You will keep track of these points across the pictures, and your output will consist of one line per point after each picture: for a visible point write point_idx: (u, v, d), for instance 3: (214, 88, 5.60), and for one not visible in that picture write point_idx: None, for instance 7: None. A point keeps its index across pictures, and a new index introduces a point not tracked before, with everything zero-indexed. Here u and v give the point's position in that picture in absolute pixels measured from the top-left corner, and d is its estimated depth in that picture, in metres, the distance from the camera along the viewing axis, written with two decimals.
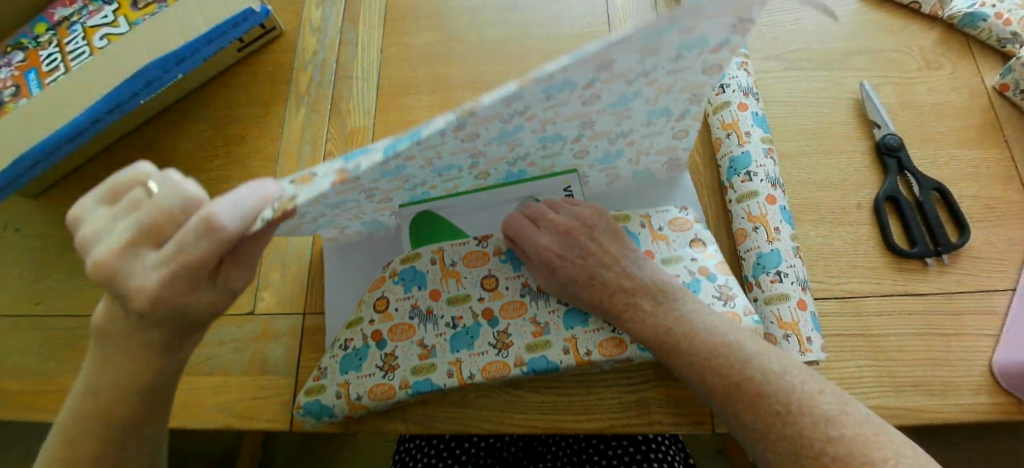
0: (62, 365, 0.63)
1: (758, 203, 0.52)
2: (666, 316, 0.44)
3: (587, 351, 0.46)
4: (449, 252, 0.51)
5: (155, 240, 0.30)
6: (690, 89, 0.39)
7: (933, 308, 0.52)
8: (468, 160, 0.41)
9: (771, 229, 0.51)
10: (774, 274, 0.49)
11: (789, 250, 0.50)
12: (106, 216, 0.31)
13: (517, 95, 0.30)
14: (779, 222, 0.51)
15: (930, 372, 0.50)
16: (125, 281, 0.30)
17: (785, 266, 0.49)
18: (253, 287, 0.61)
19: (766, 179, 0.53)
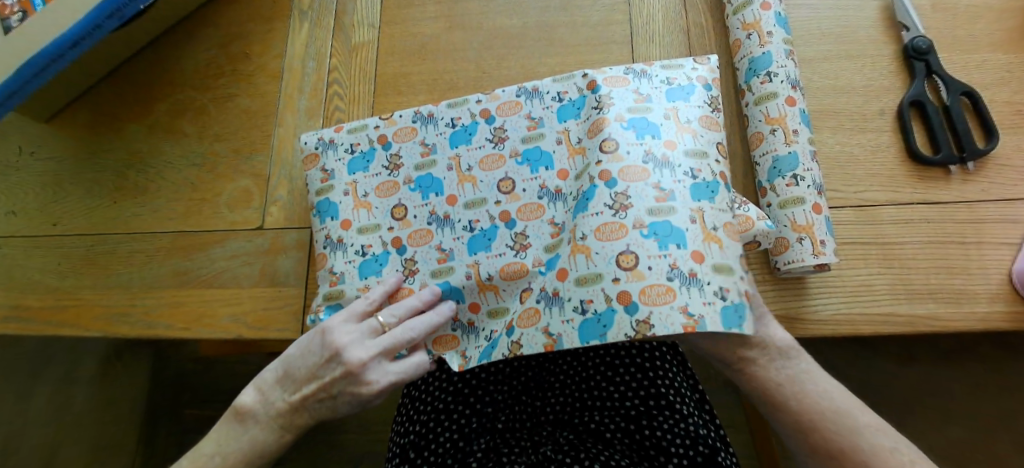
0: (80, 280, 0.64)
1: (777, 104, 0.50)
2: (778, 373, 0.45)
3: (583, 235, 0.44)
4: (465, 157, 0.51)
5: (386, 356, 0.47)
6: (696, 155, 0.45)
7: (951, 216, 0.50)
8: (491, 220, 0.49)
9: (788, 131, 0.49)
10: (790, 178, 0.48)
11: (807, 154, 0.49)
12: (354, 331, 0.46)
13: (555, 297, 0.44)
14: (798, 125, 0.49)
15: (945, 280, 0.48)
16: (367, 378, 0.46)
17: (801, 170, 0.48)
18: (262, 202, 0.62)
19: (787, 81, 0.51)
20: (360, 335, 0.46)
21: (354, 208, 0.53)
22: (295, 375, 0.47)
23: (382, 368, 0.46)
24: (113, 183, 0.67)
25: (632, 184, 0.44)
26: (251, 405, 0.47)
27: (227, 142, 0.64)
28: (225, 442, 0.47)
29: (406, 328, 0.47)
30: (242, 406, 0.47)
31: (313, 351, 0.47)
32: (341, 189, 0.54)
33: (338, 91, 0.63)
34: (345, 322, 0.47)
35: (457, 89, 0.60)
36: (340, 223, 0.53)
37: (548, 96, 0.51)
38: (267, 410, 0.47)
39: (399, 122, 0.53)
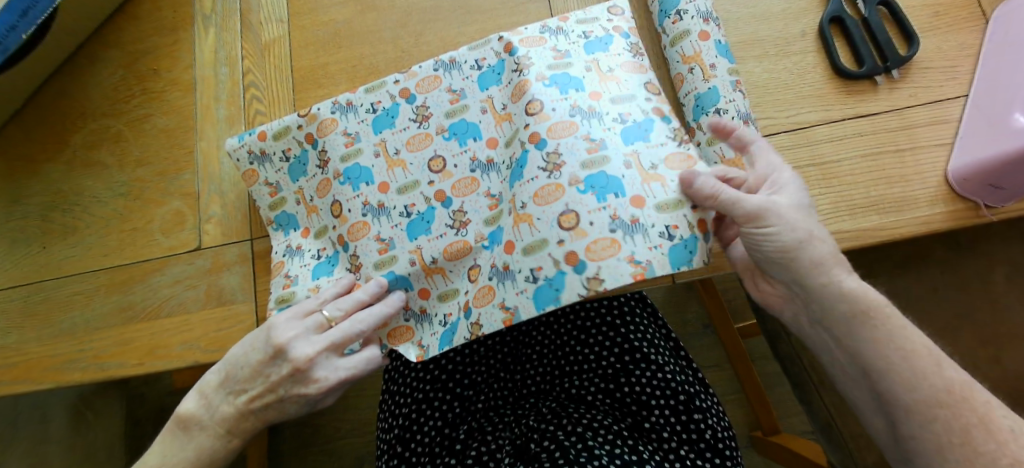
0: (22, 334, 0.60)
1: (691, 41, 0.51)
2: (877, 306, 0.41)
3: (522, 204, 0.42)
4: (391, 141, 0.49)
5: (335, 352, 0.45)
6: (622, 99, 0.45)
7: (884, 126, 0.50)
8: (429, 203, 0.47)
9: (706, 66, 0.50)
10: (716, 113, 0.50)
11: (728, 85, 0.50)
12: (298, 327, 0.45)
13: (507, 271, 0.43)
14: (714, 58, 0.51)
15: (885, 189, 0.49)
16: (315, 374, 0.45)
17: (724, 102, 0.50)
18: (196, 222, 0.59)
19: (698, 15, 0.51)
20: (306, 330, 0.45)
21: (307, 214, 0.52)
22: (237, 377, 0.46)
23: (332, 363, 0.46)
24: (39, 228, 0.63)
25: (562, 142, 0.43)
26: (193, 413, 0.46)
27: (149, 165, 0.61)
28: (170, 453, 0.46)
29: (354, 321, 0.45)
30: (183, 414, 0.46)
31: (255, 350, 0.45)
32: (292, 199, 0.52)
33: (257, 94, 0.60)
34: (290, 318, 0.45)
35: (378, 73, 0.58)
36: (299, 232, 0.52)
37: (466, 66, 0.49)
38: (212, 415, 0.46)
39: (318, 116, 0.51)
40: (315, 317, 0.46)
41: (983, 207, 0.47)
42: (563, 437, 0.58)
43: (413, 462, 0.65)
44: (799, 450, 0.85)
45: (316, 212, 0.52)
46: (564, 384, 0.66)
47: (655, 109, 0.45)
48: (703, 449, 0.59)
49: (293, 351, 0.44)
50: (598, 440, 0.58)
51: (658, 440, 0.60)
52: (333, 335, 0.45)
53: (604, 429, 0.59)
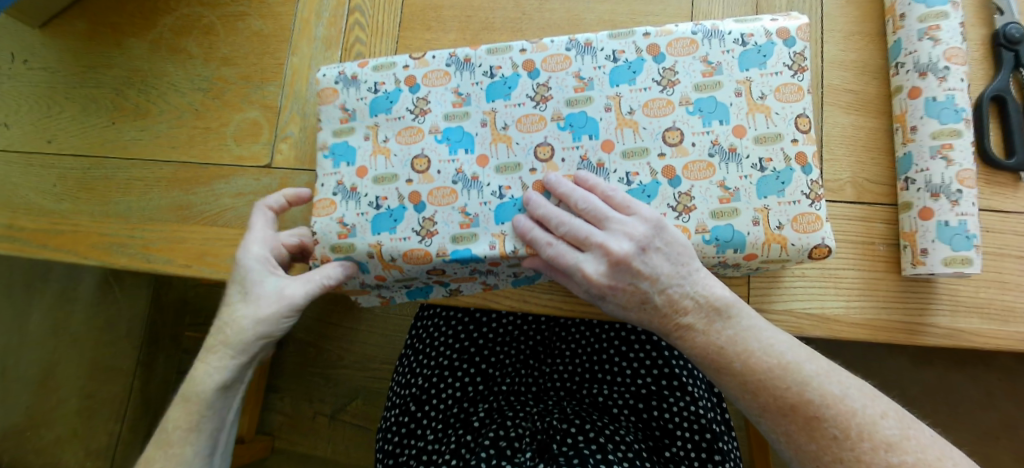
0: (76, 205, 0.60)
1: (900, 100, 0.47)
2: (718, 335, 0.40)
3: None
4: (501, 114, 0.45)
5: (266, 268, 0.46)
6: (768, 140, 0.41)
7: (1015, 227, 0.47)
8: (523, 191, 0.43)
9: (908, 129, 0.46)
10: (903, 181, 0.46)
11: (928, 151, 0.44)
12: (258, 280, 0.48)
13: None
14: (920, 118, 0.45)
15: (995, 294, 0.46)
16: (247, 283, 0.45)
17: (914, 171, 0.45)
18: (271, 137, 0.57)
19: (915, 69, 0.46)
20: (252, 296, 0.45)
21: (372, 155, 0.46)
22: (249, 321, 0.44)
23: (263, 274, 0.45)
24: (113, 103, 0.62)
25: (696, 184, 0.41)
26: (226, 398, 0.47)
27: (235, 67, 0.59)
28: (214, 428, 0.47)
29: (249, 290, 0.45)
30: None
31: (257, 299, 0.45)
32: (361, 131, 0.46)
33: (360, 20, 0.57)
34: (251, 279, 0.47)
35: (492, 31, 0.54)
36: (356, 170, 0.46)
37: (602, 51, 0.44)
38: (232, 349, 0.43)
39: (431, 64, 0.46)
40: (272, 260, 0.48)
41: None
42: (583, 443, 0.56)
43: (425, 424, 0.66)
44: None
45: (392, 156, 0.46)
46: (591, 390, 0.66)
47: (798, 155, 0.41)
48: None
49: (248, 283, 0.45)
50: (619, 455, 0.56)
51: None
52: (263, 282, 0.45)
53: (626, 445, 0.57)
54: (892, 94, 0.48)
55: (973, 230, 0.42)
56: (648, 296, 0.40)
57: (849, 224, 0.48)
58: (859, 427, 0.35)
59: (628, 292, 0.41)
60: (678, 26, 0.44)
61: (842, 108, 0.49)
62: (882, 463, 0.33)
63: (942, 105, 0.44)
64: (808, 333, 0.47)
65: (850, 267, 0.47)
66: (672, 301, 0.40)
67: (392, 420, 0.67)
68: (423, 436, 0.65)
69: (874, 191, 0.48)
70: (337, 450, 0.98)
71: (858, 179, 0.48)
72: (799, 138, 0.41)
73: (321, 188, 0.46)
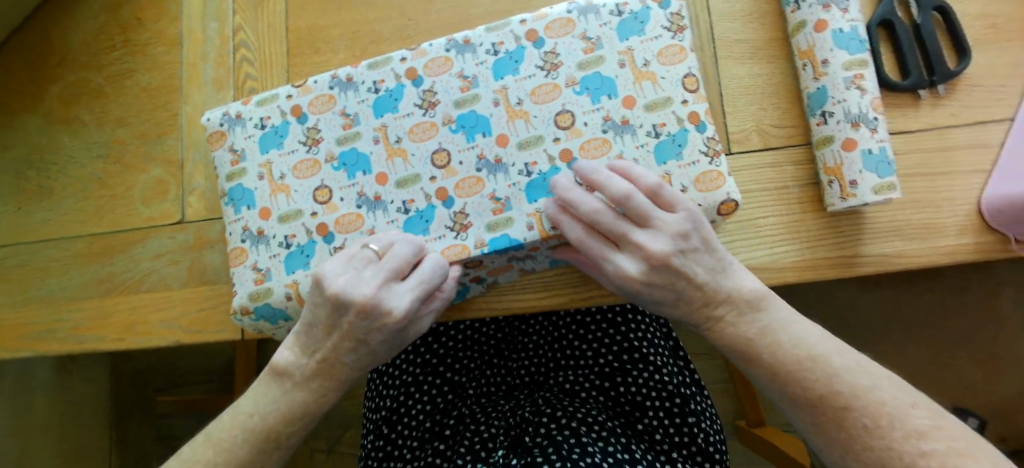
0: None
1: (806, 34, 0.45)
2: (749, 327, 0.39)
3: (553, 225, 0.40)
4: (393, 127, 0.43)
5: (394, 277, 0.39)
6: (659, 105, 0.41)
7: (921, 145, 0.47)
8: (427, 202, 0.43)
9: (818, 63, 0.44)
10: (820, 116, 0.45)
11: (842, 82, 0.43)
12: (348, 270, 0.39)
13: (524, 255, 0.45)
14: (830, 51, 0.43)
15: (912, 214, 0.46)
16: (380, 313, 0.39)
17: (831, 104, 0.44)
18: (178, 193, 0.56)
19: (817, 2, 0.44)
20: (380, 317, 0.39)
21: (271, 194, 0.45)
22: (319, 336, 0.41)
23: (395, 291, 0.39)
24: (16, 187, 0.59)
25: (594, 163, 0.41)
26: (287, 365, 0.42)
27: (131, 127, 0.57)
28: (263, 400, 0.42)
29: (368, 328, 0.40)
30: (278, 365, 0.42)
31: (368, 325, 0.39)
32: (254, 171, 0.45)
33: (247, 55, 0.55)
34: (355, 264, 0.39)
35: (382, 42, 0.53)
36: (258, 212, 0.45)
37: (481, 47, 0.43)
38: (302, 371, 0.42)
39: (314, 89, 0.45)
40: (396, 266, 0.39)
41: (1012, 241, 0.45)
42: (556, 431, 0.56)
43: (400, 444, 0.65)
44: (780, 443, 0.87)
45: (290, 192, 0.44)
46: (558, 378, 0.66)
47: (690, 114, 0.40)
48: (694, 452, 0.60)
49: (399, 307, 0.39)
50: (592, 436, 0.56)
51: (651, 441, 0.61)
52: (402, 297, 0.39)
53: (597, 425, 0.58)
54: (795, 30, 0.46)
55: (891, 156, 0.42)
56: (682, 290, 0.40)
57: (760, 172, 0.48)
58: (889, 416, 0.33)
59: (665, 290, 0.40)
60: (552, 7, 0.43)
61: (736, 58, 0.49)
62: (914, 452, 0.32)
63: (849, 36, 0.43)
64: None
65: (768, 214, 0.47)
66: (704, 296, 0.40)
67: (369, 447, 0.67)
68: (401, 456, 0.64)
69: (778, 136, 0.48)
70: None
71: (761, 125, 0.48)
72: (688, 99, 0.41)
73: (231, 236, 0.46)
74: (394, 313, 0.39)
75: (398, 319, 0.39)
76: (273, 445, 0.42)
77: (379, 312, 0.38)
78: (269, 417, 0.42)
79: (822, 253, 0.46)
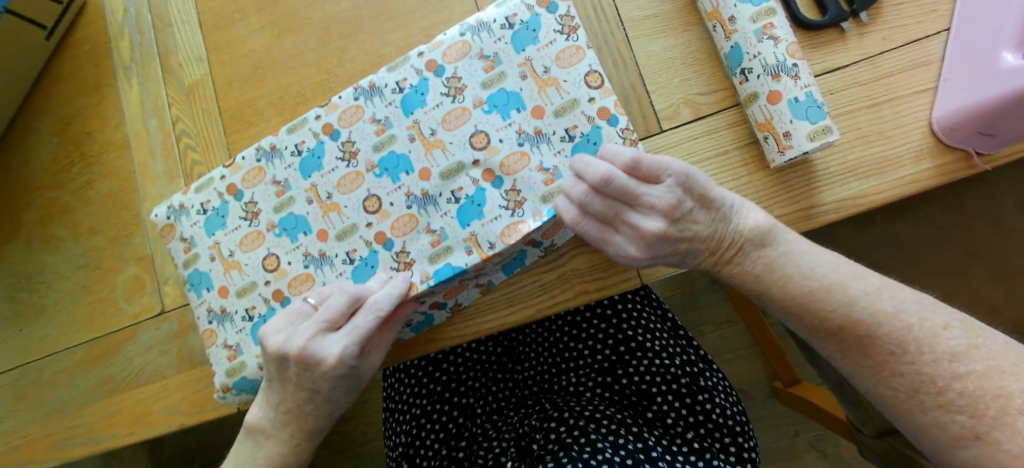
0: (19, 416, 0.62)
1: None
2: (754, 264, 0.40)
3: (490, 245, 0.40)
4: (322, 184, 0.44)
5: (328, 327, 0.41)
6: (567, 107, 0.40)
7: (856, 78, 0.45)
8: (369, 249, 0.43)
9: (726, 22, 0.43)
10: (741, 75, 0.43)
11: (754, 36, 0.42)
12: (286, 327, 0.41)
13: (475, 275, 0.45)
14: (734, 8, 0.43)
15: (863, 151, 0.44)
16: (316, 362, 0.40)
17: (748, 60, 0.42)
18: (155, 284, 0.58)
19: None
20: (318, 367, 0.40)
21: (225, 271, 0.45)
22: (275, 391, 0.43)
23: (330, 340, 0.40)
24: (13, 310, 0.63)
25: (517, 177, 0.41)
26: (258, 423, 0.44)
27: (101, 232, 0.60)
28: (243, 459, 0.45)
29: (313, 378, 0.41)
30: (250, 424, 0.44)
31: (310, 376, 0.41)
32: (206, 254, 0.46)
33: (190, 142, 0.58)
34: (294, 319, 0.41)
35: (308, 101, 0.55)
36: (217, 292, 0.45)
37: (388, 90, 0.44)
38: (272, 427, 0.44)
39: (244, 165, 0.46)
40: (328, 315, 0.40)
41: (975, 157, 0.43)
42: (565, 433, 0.56)
43: None
44: (813, 399, 0.84)
45: (240, 266, 0.45)
46: (562, 381, 0.66)
47: (599, 110, 0.40)
48: (710, 429, 0.59)
49: (335, 352, 0.40)
50: (601, 431, 0.56)
51: (664, 427, 0.60)
52: (343, 340, 0.40)
53: (606, 419, 0.58)
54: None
55: (819, 99, 0.41)
56: (689, 248, 0.40)
57: (696, 142, 0.46)
58: (916, 341, 0.35)
59: (671, 254, 0.40)
60: (446, 36, 0.43)
61: (648, 35, 0.48)
62: (948, 375, 0.34)
63: None
64: None
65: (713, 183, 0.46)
66: (710, 248, 0.40)
67: None
68: None
69: (707, 103, 0.46)
70: None
71: (688, 97, 0.47)
72: (595, 96, 0.40)
73: (199, 320, 0.46)
74: (331, 359, 0.40)
75: (336, 365, 0.40)
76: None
77: (319, 360, 0.40)
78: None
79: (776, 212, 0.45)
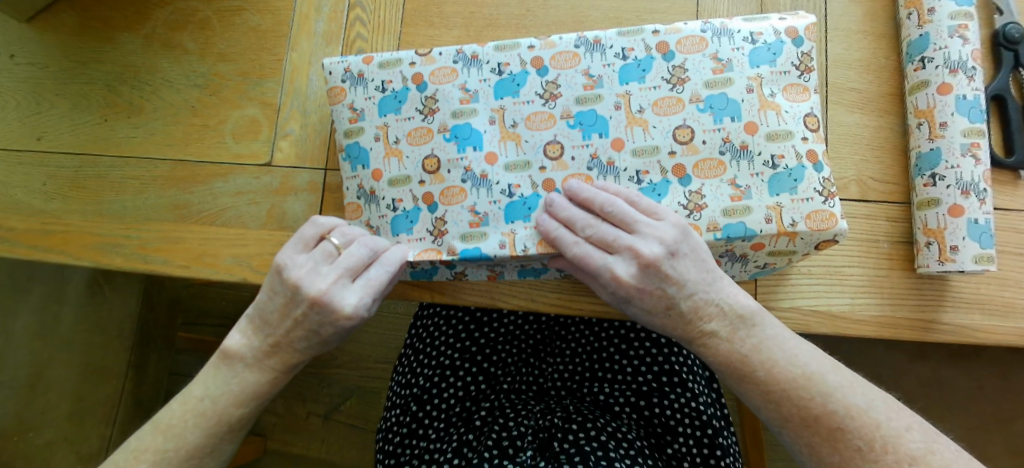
0: (68, 204, 0.58)
1: (927, 95, 0.46)
2: None
3: None
4: (511, 112, 0.44)
5: (351, 274, 0.41)
6: (780, 136, 0.41)
7: (1014, 224, 0.47)
8: (532, 190, 0.43)
9: (935, 125, 0.45)
10: (929, 177, 0.45)
11: (958, 148, 0.44)
12: (308, 262, 0.41)
13: None
14: (950, 115, 0.44)
15: (995, 290, 0.47)
16: (334, 306, 0.40)
17: (943, 167, 0.44)
18: (271, 135, 0.56)
19: (945, 65, 0.45)
20: (334, 313, 0.40)
21: (384, 157, 0.45)
22: (272, 321, 0.42)
23: (349, 288, 0.41)
24: (106, 99, 0.60)
25: (706, 183, 0.41)
26: (239, 349, 0.43)
27: (232, 63, 0.58)
28: (214, 385, 0.42)
29: (323, 321, 0.41)
30: (228, 349, 0.43)
31: (322, 320, 0.41)
32: (371, 133, 0.45)
33: (361, 15, 0.56)
34: (315, 255, 0.41)
35: (496, 27, 0.54)
36: (371, 173, 0.45)
37: (610, 49, 0.44)
38: (256, 354, 0.42)
39: (438, 60, 0.45)
40: (347, 263, 0.41)
41: None
42: (586, 439, 0.52)
43: (427, 424, 0.62)
44: None
45: (399, 156, 0.45)
46: (592, 388, 0.63)
47: (809, 152, 0.41)
48: None
49: (347, 300, 0.40)
50: (620, 452, 0.52)
51: None
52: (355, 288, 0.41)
53: (627, 443, 0.54)
54: (913, 89, 0.47)
55: (993, 229, 0.43)
56: None
57: (854, 221, 0.48)
58: None
59: None
60: (689, 24, 0.43)
61: (846, 106, 0.49)
62: None
63: (972, 104, 0.43)
64: (815, 331, 0.47)
65: (854, 265, 0.47)
66: None
67: (392, 420, 0.64)
68: (426, 436, 0.61)
69: (877, 190, 0.48)
70: (333, 451, 0.96)
71: (862, 176, 0.48)
72: (809, 136, 0.41)
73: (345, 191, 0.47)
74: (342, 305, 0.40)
75: (333, 312, 0.40)
76: (225, 428, 0.41)
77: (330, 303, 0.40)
78: (222, 402, 0.41)
79: (903, 314, 0.46)
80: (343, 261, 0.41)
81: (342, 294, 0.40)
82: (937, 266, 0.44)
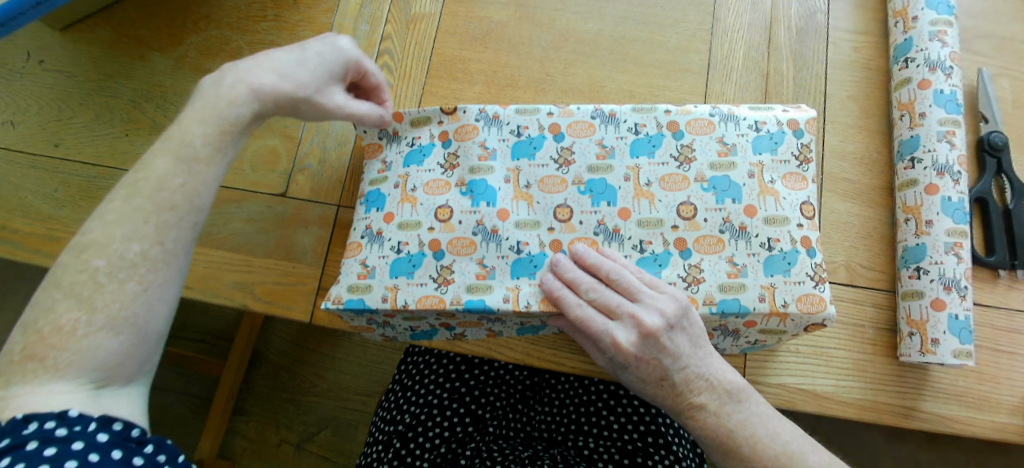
0: (77, 213, 0.59)
1: (915, 193, 0.49)
2: None
3: None
4: (525, 173, 0.46)
5: (324, 95, 0.42)
6: (778, 221, 0.43)
7: (991, 320, 0.50)
8: (538, 249, 0.44)
9: (922, 221, 0.48)
10: (913, 270, 0.47)
11: (942, 246, 0.46)
12: (316, 51, 0.42)
13: None
14: (936, 214, 0.47)
15: (973, 383, 0.48)
16: (307, 100, 0.41)
17: (928, 262, 0.47)
18: (289, 167, 0.58)
19: (932, 167, 0.48)
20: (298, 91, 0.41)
21: (398, 201, 0.46)
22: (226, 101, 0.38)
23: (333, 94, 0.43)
24: (129, 114, 0.62)
25: (705, 257, 0.43)
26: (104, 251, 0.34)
27: None
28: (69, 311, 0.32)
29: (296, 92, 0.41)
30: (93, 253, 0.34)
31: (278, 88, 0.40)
32: (392, 181, 0.47)
33: (389, 62, 0.59)
34: (327, 45, 0.43)
35: (516, 88, 0.57)
36: (383, 215, 0.46)
37: (624, 124, 0.46)
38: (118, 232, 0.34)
39: (461, 117, 0.48)
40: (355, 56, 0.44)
41: None
42: None
43: (408, 463, 0.60)
44: None
45: (414, 203, 0.46)
46: (578, 442, 0.61)
47: (804, 238, 0.43)
48: None
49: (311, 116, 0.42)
50: None
51: None
52: (327, 101, 0.42)
53: None
54: (902, 185, 0.50)
55: (973, 324, 0.45)
56: None
57: (842, 305, 0.50)
58: None
59: None
60: (698, 108, 0.46)
61: (840, 195, 0.52)
62: None
63: (956, 206, 0.47)
64: (800, 408, 0.48)
65: (840, 346, 0.49)
66: None
67: (373, 457, 0.62)
68: None
69: (865, 276, 0.50)
70: None
71: (851, 263, 0.51)
72: (804, 223, 0.43)
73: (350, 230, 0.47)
74: (284, 90, 0.40)
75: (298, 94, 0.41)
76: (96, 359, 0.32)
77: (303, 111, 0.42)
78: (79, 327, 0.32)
79: (885, 400, 0.48)
80: (327, 55, 0.42)
81: (316, 78, 0.42)
82: (919, 356, 0.46)
